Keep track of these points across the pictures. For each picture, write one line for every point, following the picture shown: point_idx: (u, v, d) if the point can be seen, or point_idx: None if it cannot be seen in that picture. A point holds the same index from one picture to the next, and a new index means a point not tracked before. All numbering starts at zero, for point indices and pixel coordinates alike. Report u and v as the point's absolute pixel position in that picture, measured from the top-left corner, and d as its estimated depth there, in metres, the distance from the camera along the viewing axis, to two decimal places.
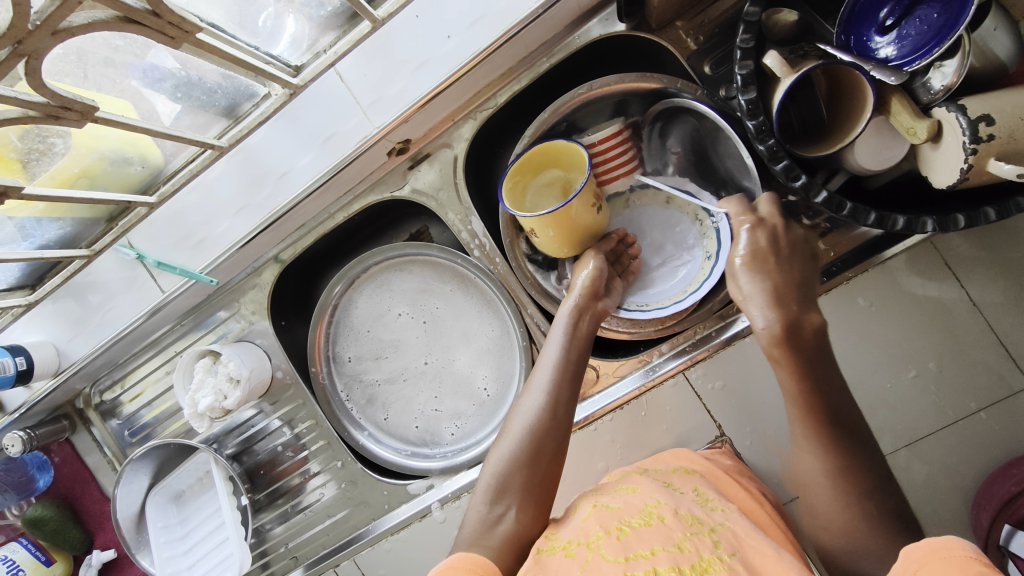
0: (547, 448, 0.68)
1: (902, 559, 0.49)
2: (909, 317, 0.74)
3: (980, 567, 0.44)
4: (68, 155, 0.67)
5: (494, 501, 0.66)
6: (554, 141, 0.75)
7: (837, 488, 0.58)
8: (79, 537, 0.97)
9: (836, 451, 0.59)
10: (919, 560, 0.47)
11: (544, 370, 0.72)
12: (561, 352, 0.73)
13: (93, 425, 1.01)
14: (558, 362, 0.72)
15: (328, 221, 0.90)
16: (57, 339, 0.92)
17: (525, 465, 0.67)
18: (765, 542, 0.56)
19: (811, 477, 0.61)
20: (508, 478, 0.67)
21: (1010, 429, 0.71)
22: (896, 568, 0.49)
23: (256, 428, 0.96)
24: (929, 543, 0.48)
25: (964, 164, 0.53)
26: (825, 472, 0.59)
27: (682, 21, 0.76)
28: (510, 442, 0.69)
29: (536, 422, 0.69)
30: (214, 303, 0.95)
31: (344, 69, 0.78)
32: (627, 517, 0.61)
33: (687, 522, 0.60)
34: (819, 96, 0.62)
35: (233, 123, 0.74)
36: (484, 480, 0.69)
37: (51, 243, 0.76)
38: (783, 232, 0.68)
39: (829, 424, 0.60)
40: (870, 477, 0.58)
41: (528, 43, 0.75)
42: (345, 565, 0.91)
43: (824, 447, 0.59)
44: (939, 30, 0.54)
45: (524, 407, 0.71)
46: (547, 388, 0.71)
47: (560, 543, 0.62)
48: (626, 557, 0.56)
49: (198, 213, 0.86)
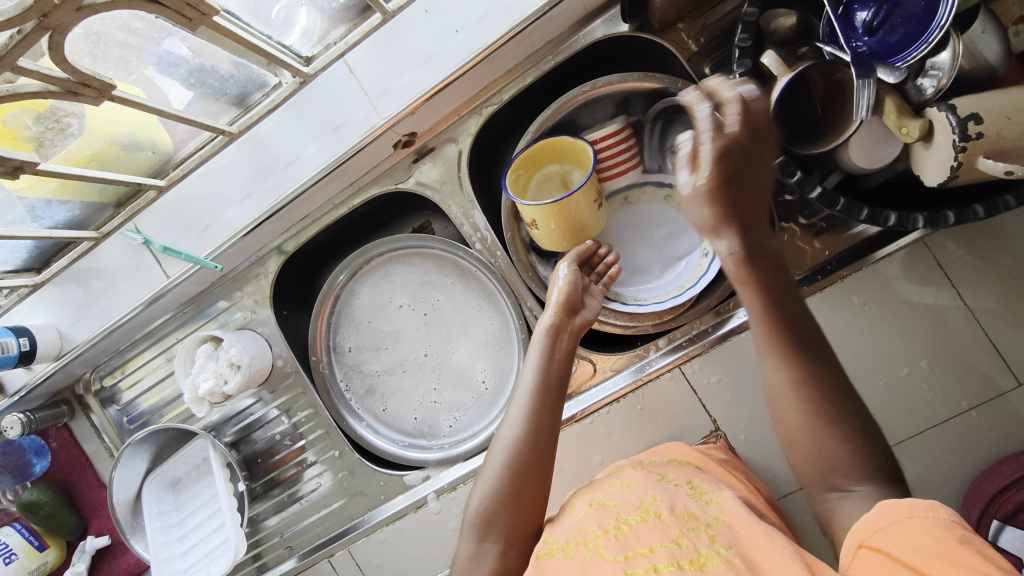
0: (528, 479, 0.67)
1: (878, 508, 0.51)
2: (902, 316, 0.75)
3: (961, 533, 0.46)
4: (82, 136, 0.68)
5: (481, 537, 0.66)
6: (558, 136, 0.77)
7: (807, 404, 0.57)
8: (73, 523, 0.97)
9: (802, 364, 0.58)
10: (897, 516, 0.49)
11: (521, 397, 0.71)
12: (538, 375, 0.72)
13: (92, 411, 1.01)
14: (531, 389, 0.71)
15: (332, 213, 0.92)
16: (60, 322, 0.93)
17: (509, 495, 0.67)
18: (759, 529, 0.56)
19: (778, 397, 0.60)
20: (492, 513, 0.66)
21: (999, 427, 0.72)
22: (870, 514, 0.51)
23: (254, 416, 0.97)
24: (914, 504, 0.49)
25: (955, 161, 0.55)
26: (788, 384, 0.59)
27: (684, 23, 0.78)
28: (491, 474, 0.68)
29: (512, 453, 0.68)
30: (217, 291, 0.96)
31: (353, 61, 0.80)
32: (624, 515, 0.61)
33: (683, 518, 0.60)
34: (817, 94, 0.64)
35: (242, 112, 0.76)
36: (470, 515, 0.69)
37: (59, 225, 0.77)
38: (754, 146, 0.56)
39: (794, 336, 0.58)
40: (834, 391, 0.57)
41: (534, 41, 0.77)
42: (340, 555, 0.91)
43: (793, 362, 0.58)
44: (930, 9, 0.55)
45: (501, 440, 0.70)
46: (524, 417, 0.69)
47: (557, 544, 0.63)
48: (625, 556, 0.57)
49: (206, 200, 0.87)
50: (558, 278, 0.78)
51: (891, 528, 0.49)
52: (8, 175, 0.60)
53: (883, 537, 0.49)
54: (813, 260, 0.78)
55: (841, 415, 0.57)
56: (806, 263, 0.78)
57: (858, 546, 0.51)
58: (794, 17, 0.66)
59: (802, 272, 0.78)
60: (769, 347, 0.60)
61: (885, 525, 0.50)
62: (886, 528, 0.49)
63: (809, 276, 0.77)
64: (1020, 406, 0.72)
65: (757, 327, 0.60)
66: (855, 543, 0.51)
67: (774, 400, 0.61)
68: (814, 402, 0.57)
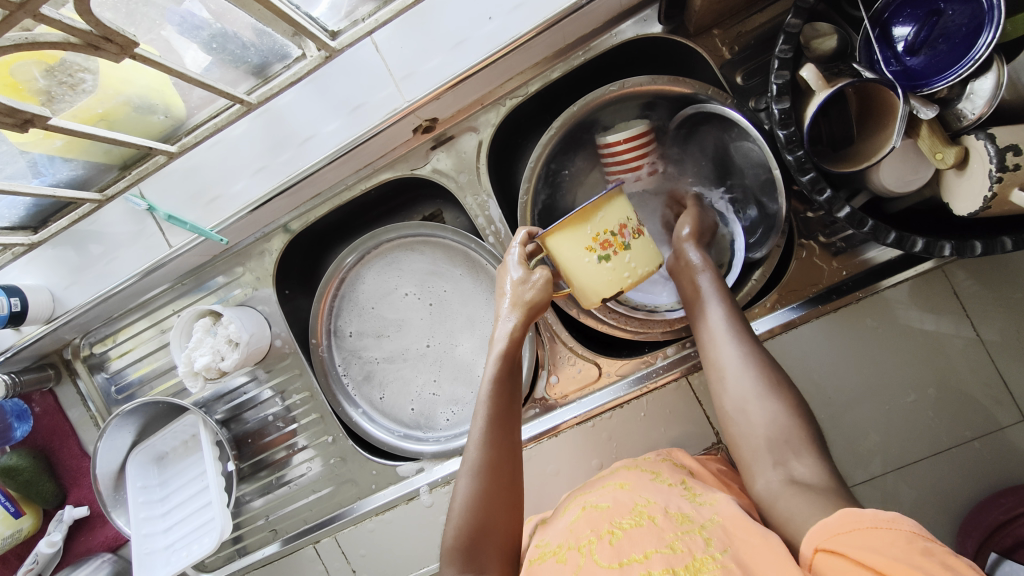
0: (504, 501, 0.63)
1: (838, 514, 0.47)
2: (910, 343, 0.75)
3: (925, 544, 0.42)
4: (95, 93, 0.66)
5: (464, 566, 0.59)
6: (548, 234, 0.66)
7: (751, 368, 0.62)
8: (52, 491, 0.94)
9: (748, 342, 0.65)
10: (861, 524, 0.45)
11: (478, 421, 0.66)
12: (493, 405, 0.66)
13: (79, 378, 0.98)
14: (486, 409, 0.66)
15: (344, 193, 0.89)
16: (53, 285, 0.90)
17: (484, 518, 0.61)
18: (755, 529, 0.52)
19: (726, 367, 0.64)
20: (472, 546, 0.60)
21: (999, 460, 0.72)
22: (829, 520, 0.47)
23: (247, 395, 0.94)
24: (877, 512, 0.45)
25: (989, 191, 0.54)
26: (741, 356, 0.64)
27: (720, 29, 0.76)
28: (459, 508, 0.62)
29: (479, 478, 0.63)
30: (217, 266, 0.93)
31: (380, 40, 0.78)
32: (617, 519, 0.58)
33: (677, 521, 0.56)
34: (852, 114, 0.64)
35: (261, 82, 0.74)
36: (444, 547, 0.62)
37: (61, 183, 0.74)
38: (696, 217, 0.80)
39: (741, 321, 0.66)
40: (775, 366, 0.63)
41: (565, 35, 0.75)
42: (325, 542, 0.90)
43: (742, 338, 0.65)
44: (974, 26, 0.55)
45: (463, 467, 0.64)
46: (485, 439, 0.65)
47: (550, 548, 0.60)
48: (620, 563, 0.53)
49: (215, 170, 0.84)
50: (513, 283, 0.71)
51: (853, 535, 0.45)
52: (17, 128, 0.57)
53: (842, 541, 0.45)
54: (830, 279, 0.77)
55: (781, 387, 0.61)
56: (822, 281, 0.77)
57: (814, 551, 0.47)
58: (834, 38, 0.64)
59: (816, 290, 0.78)
60: (723, 327, 0.66)
61: (846, 531, 0.46)
62: (846, 536, 0.45)
63: (824, 295, 0.77)
64: (1019, 441, 0.72)
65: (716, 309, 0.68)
66: (811, 547, 0.47)
67: (721, 374, 0.65)
68: (759, 365, 0.62)
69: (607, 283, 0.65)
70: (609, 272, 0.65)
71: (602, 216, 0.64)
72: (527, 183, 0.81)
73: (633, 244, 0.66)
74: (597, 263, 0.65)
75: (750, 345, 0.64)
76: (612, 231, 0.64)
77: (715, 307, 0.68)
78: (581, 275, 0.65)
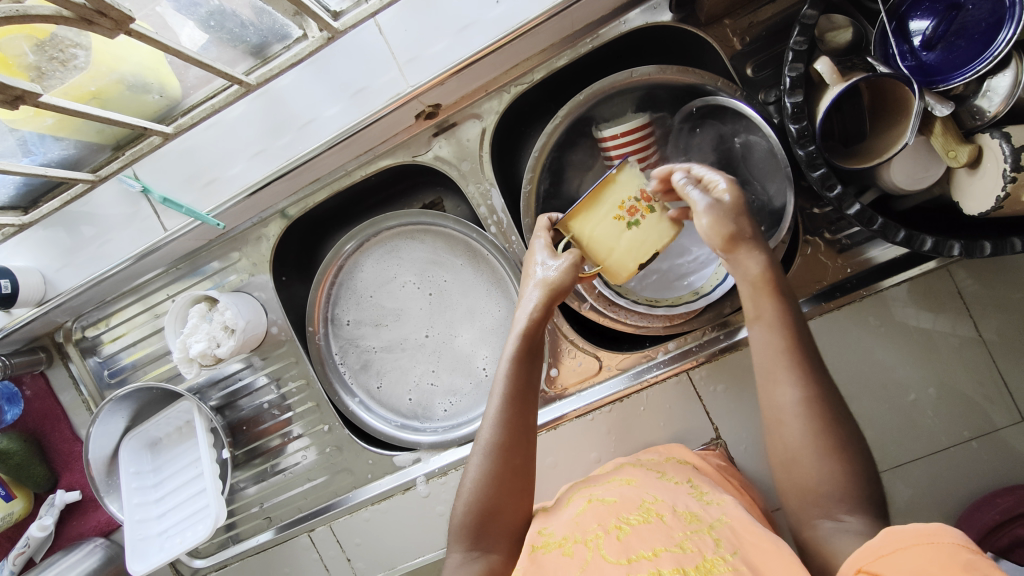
0: (513, 486, 0.62)
1: (883, 534, 0.45)
2: (912, 343, 0.74)
3: (969, 558, 0.40)
4: (88, 71, 0.63)
5: (471, 545, 0.60)
6: (573, 222, 0.70)
7: (814, 419, 0.55)
8: (43, 475, 0.93)
9: (812, 382, 0.56)
10: (904, 542, 0.43)
11: (498, 400, 0.65)
12: (510, 383, 0.65)
13: (71, 361, 0.96)
14: (502, 387, 0.65)
15: (344, 179, 0.88)
16: (44, 267, 0.88)
17: (495, 499, 0.61)
18: (763, 534, 0.52)
19: (784, 412, 0.57)
20: (479, 526, 0.60)
21: (996, 460, 0.73)
22: (874, 541, 0.46)
23: (242, 382, 0.93)
24: (918, 528, 0.43)
25: (1002, 192, 0.54)
26: (802, 402, 0.56)
27: (730, 19, 0.75)
28: (468, 484, 0.62)
29: (492, 458, 0.62)
30: (212, 251, 0.91)
31: (384, 22, 0.76)
32: (625, 515, 0.57)
33: (686, 520, 0.56)
34: (864, 107, 0.62)
35: (260, 63, 0.72)
36: (455, 521, 0.62)
37: (52, 162, 0.72)
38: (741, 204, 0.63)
39: (806, 357, 0.57)
40: (840, 414, 0.55)
41: (573, 21, 0.74)
42: (320, 530, 0.89)
43: (805, 379, 0.56)
44: (993, 21, 0.54)
45: (477, 445, 0.64)
46: (501, 419, 0.64)
47: (555, 539, 0.58)
48: (628, 559, 0.52)
49: (211, 153, 0.82)
50: (543, 267, 0.69)
51: (894, 554, 0.43)
52: (7, 104, 0.55)
53: (885, 562, 0.43)
54: (834, 276, 0.77)
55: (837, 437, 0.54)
56: (826, 278, 0.77)
57: (858, 573, 0.45)
58: (849, 31, 0.63)
59: (821, 287, 0.77)
60: (782, 363, 0.57)
61: (889, 552, 0.44)
62: (890, 556, 0.43)
63: (828, 292, 0.77)
64: (1016, 442, 0.73)
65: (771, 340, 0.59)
66: (855, 569, 0.45)
67: (777, 419, 0.57)
68: (824, 417, 0.55)
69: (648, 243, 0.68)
70: (642, 237, 0.68)
71: (620, 188, 0.68)
72: (531, 174, 0.80)
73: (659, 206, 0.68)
74: (628, 231, 0.68)
75: (813, 389, 0.56)
76: (634, 198, 0.68)
77: (774, 339, 0.58)
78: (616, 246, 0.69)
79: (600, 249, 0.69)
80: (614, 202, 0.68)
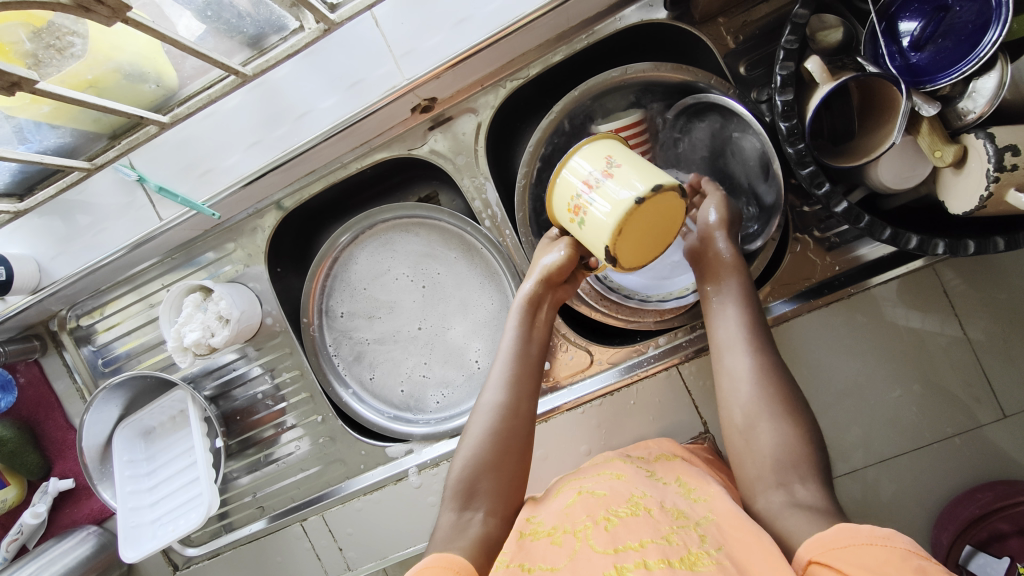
0: (512, 445, 0.64)
1: (836, 528, 0.48)
2: (894, 340, 0.76)
3: (918, 562, 0.42)
4: (84, 59, 0.64)
5: (464, 505, 0.61)
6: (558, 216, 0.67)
7: (763, 383, 0.62)
8: (37, 463, 0.94)
9: (769, 355, 0.64)
10: (855, 539, 0.46)
11: (500, 363, 0.68)
12: (517, 344, 0.69)
13: (66, 349, 0.97)
14: (511, 346, 0.69)
15: (340, 171, 0.88)
16: (39, 255, 0.88)
17: (495, 458, 0.63)
18: (746, 524, 0.53)
19: (737, 376, 0.64)
20: (476, 480, 0.62)
21: (978, 456, 0.74)
22: (826, 533, 0.48)
23: (236, 372, 0.94)
24: (872, 529, 0.46)
25: (985, 191, 0.55)
26: (755, 371, 0.63)
27: (725, 18, 0.76)
28: (471, 444, 0.64)
29: (496, 417, 0.65)
30: (207, 241, 0.92)
31: (381, 15, 0.77)
32: (614, 507, 0.58)
33: (672, 515, 0.57)
34: (853, 107, 0.63)
35: (256, 54, 0.72)
36: (450, 483, 0.63)
37: (48, 150, 0.72)
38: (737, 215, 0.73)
39: (760, 330, 0.65)
40: (790, 386, 0.62)
41: (568, 17, 0.74)
42: (312, 520, 0.90)
43: (758, 348, 0.64)
44: (980, 23, 0.55)
45: (481, 406, 0.66)
46: (505, 380, 0.67)
47: (544, 527, 0.59)
48: (615, 548, 0.53)
49: (208, 142, 0.83)
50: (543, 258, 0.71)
51: (845, 550, 0.46)
52: (4, 90, 0.55)
53: (836, 555, 0.46)
54: (822, 274, 0.77)
55: (787, 398, 0.61)
56: (815, 276, 0.78)
57: (808, 563, 0.47)
58: (840, 30, 0.64)
59: (809, 284, 0.78)
60: (737, 335, 0.66)
61: (840, 546, 0.46)
62: (840, 551, 0.46)
63: (816, 289, 0.77)
64: (997, 439, 0.74)
65: (733, 315, 0.67)
66: (805, 558, 0.48)
67: (732, 381, 0.64)
68: (771, 381, 0.62)
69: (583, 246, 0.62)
70: (594, 233, 0.59)
71: (565, 187, 0.62)
72: (525, 168, 0.80)
73: (602, 193, 0.57)
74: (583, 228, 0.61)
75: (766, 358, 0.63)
76: (577, 194, 0.60)
77: (737, 314, 0.67)
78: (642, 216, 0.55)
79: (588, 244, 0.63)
80: (564, 202, 0.62)
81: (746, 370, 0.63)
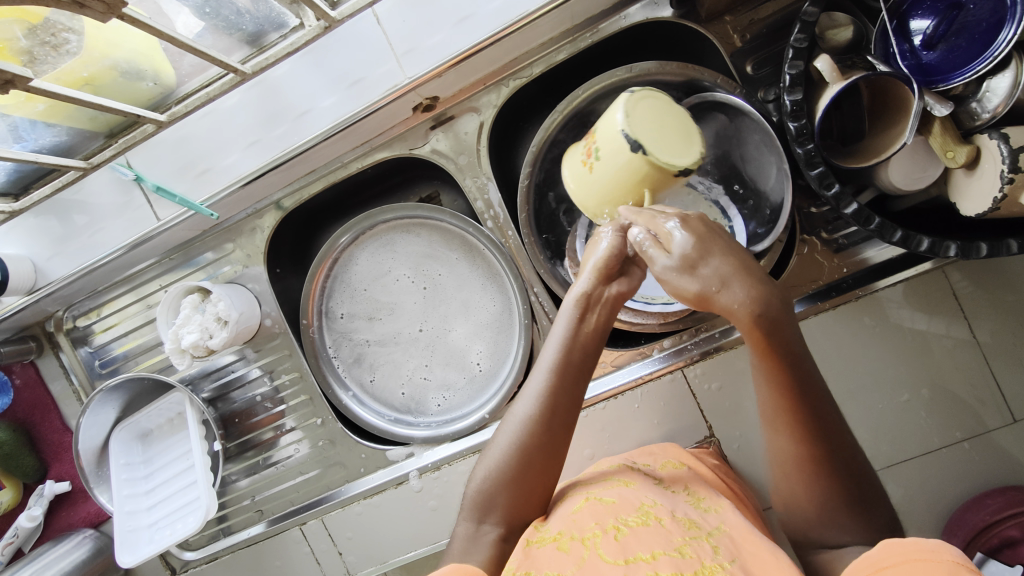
0: (539, 462, 0.61)
1: (881, 547, 0.46)
2: (903, 344, 0.74)
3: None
4: (80, 56, 0.63)
5: (481, 519, 0.61)
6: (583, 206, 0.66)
7: (806, 474, 0.56)
8: (32, 465, 0.92)
9: (811, 439, 0.55)
10: (902, 556, 0.44)
11: (538, 375, 0.62)
12: (562, 350, 0.61)
13: (62, 351, 0.95)
14: (553, 357, 0.61)
15: (340, 171, 0.87)
16: (35, 255, 0.87)
17: (519, 472, 0.61)
18: (763, 543, 0.53)
19: (779, 462, 0.58)
20: (493, 493, 0.61)
21: (987, 461, 0.73)
22: (871, 554, 0.46)
23: (235, 374, 0.92)
24: (918, 543, 0.44)
25: (999, 192, 0.54)
26: (797, 457, 0.56)
27: (731, 17, 0.75)
28: (496, 452, 0.62)
29: (524, 431, 0.61)
30: (206, 242, 0.91)
31: (381, 12, 0.75)
32: (623, 515, 0.57)
33: (685, 526, 0.55)
34: (863, 106, 0.62)
35: (256, 52, 0.71)
36: (469, 492, 0.64)
37: (44, 149, 0.71)
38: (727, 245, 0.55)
39: (807, 416, 0.55)
40: (841, 471, 0.55)
41: (573, 14, 0.73)
42: (311, 524, 0.89)
43: (804, 437, 0.55)
44: (994, 21, 0.54)
45: (512, 417, 0.62)
46: (541, 393, 0.61)
47: (550, 534, 0.58)
48: (625, 560, 0.51)
49: (207, 141, 0.81)
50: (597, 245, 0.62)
51: (892, 569, 0.43)
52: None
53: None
54: (830, 276, 0.77)
55: (834, 491, 0.55)
56: (822, 278, 0.77)
57: None
58: (850, 29, 0.63)
59: (817, 286, 0.77)
60: (774, 420, 0.57)
61: (887, 565, 0.44)
62: (891, 567, 0.43)
63: (823, 292, 0.76)
64: (1007, 444, 0.73)
65: (766, 396, 0.57)
66: None
67: (776, 464, 0.59)
68: (816, 479, 0.55)
69: (606, 176, 0.61)
70: (607, 149, 0.60)
71: (572, 165, 0.66)
72: (528, 167, 0.79)
73: (599, 128, 0.62)
74: (598, 163, 0.61)
75: (810, 448, 0.55)
76: (584, 150, 0.64)
77: (770, 395, 0.56)
78: (640, 105, 0.58)
79: (617, 173, 0.60)
80: (577, 172, 0.65)
81: (788, 456, 0.57)
